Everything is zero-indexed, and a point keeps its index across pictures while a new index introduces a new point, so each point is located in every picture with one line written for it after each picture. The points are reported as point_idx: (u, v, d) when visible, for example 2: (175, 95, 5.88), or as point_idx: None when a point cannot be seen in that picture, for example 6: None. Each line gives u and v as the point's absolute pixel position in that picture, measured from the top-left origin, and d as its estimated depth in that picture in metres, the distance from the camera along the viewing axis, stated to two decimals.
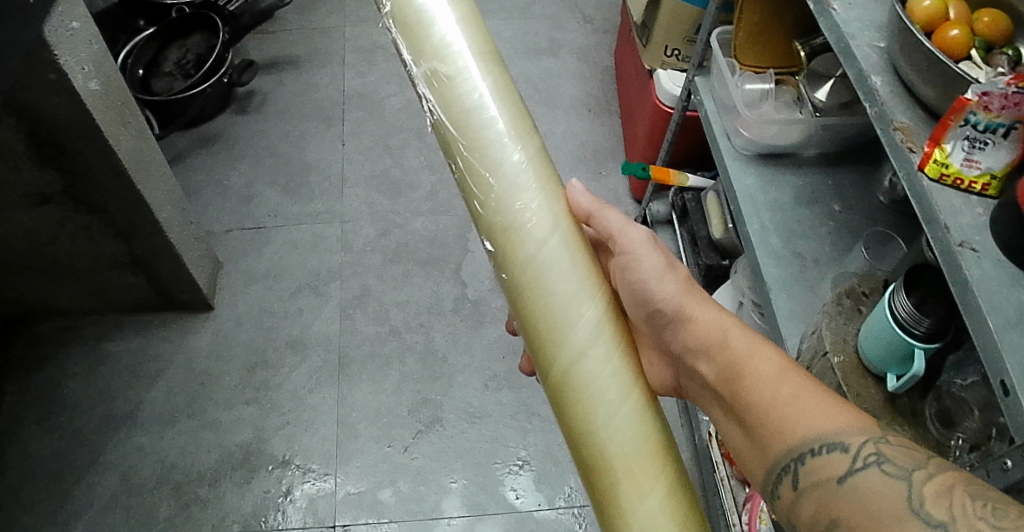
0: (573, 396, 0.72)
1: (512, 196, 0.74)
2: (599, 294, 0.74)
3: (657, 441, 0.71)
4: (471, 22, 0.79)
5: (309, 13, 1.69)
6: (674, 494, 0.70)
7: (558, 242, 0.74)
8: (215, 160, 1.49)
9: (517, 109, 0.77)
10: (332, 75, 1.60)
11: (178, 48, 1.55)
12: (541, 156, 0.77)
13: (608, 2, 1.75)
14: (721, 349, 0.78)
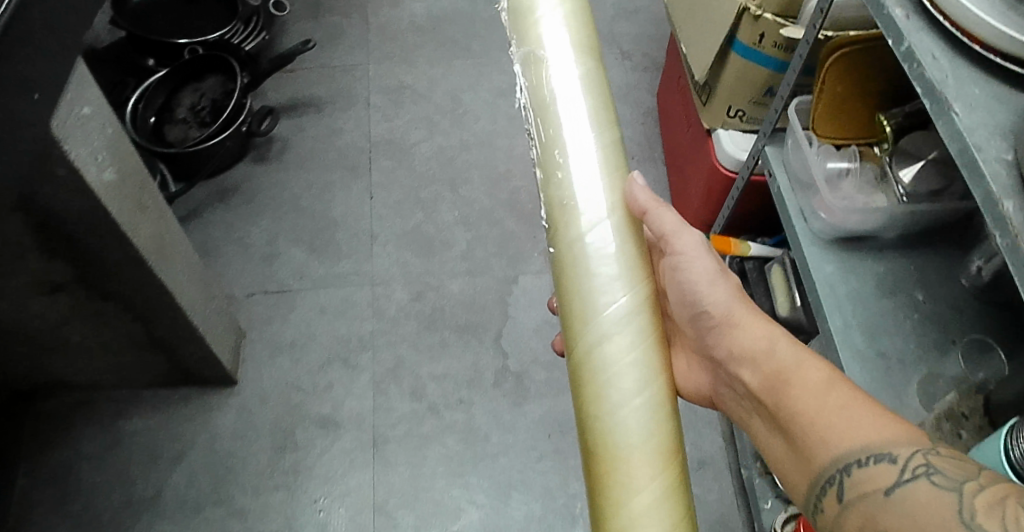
0: (587, 377, 0.70)
1: (568, 176, 0.73)
2: (638, 283, 0.70)
3: (671, 444, 0.68)
4: (579, 14, 0.78)
5: (330, 50, 1.58)
6: (671, 494, 0.66)
7: (603, 227, 0.71)
8: (234, 215, 1.39)
9: (604, 96, 0.75)
10: (357, 119, 1.50)
11: (192, 92, 1.45)
12: (615, 146, 0.74)
13: (646, 35, 1.65)
14: (767, 358, 0.78)
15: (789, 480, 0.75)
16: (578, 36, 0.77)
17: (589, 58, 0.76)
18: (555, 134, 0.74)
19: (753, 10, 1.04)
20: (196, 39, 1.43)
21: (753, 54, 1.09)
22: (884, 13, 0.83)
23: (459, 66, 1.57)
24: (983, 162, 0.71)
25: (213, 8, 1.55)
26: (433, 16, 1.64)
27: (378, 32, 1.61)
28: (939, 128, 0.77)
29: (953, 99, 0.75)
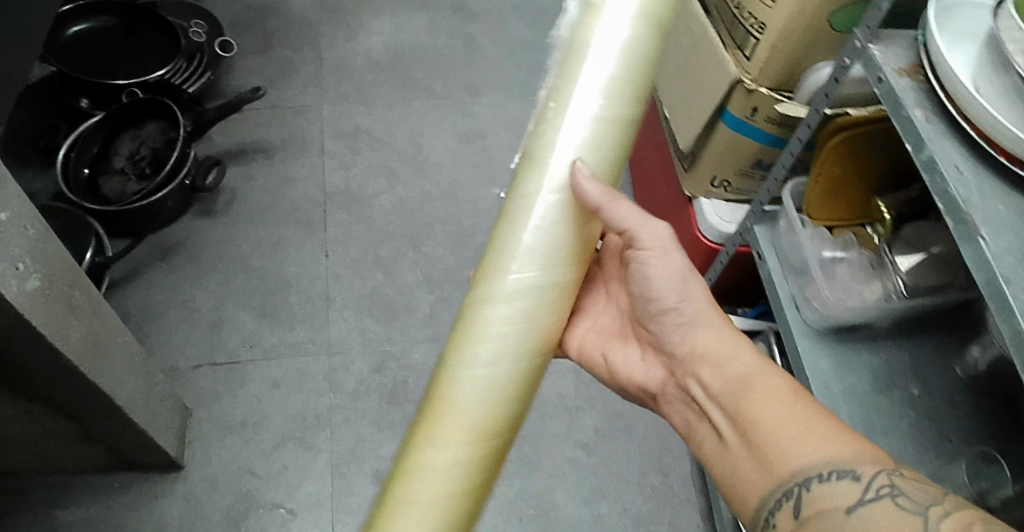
0: (462, 331, 0.73)
1: (559, 128, 0.71)
2: (553, 267, 0.72)
3: (499, 426, 0.72)
4: None
5: (280, 88, 1.48)
6: (474, 461, 0.71)
7: (560, 197, 0.71)
8: (178, 276, 1.28)
9: (636, 80, 0.71)
10: (310, 167, 1.40)
11: (131, 139, 1.33)
12: (619, 131, 0.72)
13: None
14: (730, 360, 0.73)
15: (739, 487, 0.69)
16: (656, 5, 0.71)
17: (651, 31, 0.71)
18: (562, 89, 0.71)
19: (749, 83, 1.02)
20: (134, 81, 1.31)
21: (744, 126, 1.07)
22: (904, 111, 0.82)
23: (420, 108, 1.49)
24: (1014, 295, 0.69)
25: (154, 44, 1.42)
26: (391, 51, 1.55)
27: (332, 69, 1.51)
28: (963, 250, 0.76)
29: (979, 222, 0.74)
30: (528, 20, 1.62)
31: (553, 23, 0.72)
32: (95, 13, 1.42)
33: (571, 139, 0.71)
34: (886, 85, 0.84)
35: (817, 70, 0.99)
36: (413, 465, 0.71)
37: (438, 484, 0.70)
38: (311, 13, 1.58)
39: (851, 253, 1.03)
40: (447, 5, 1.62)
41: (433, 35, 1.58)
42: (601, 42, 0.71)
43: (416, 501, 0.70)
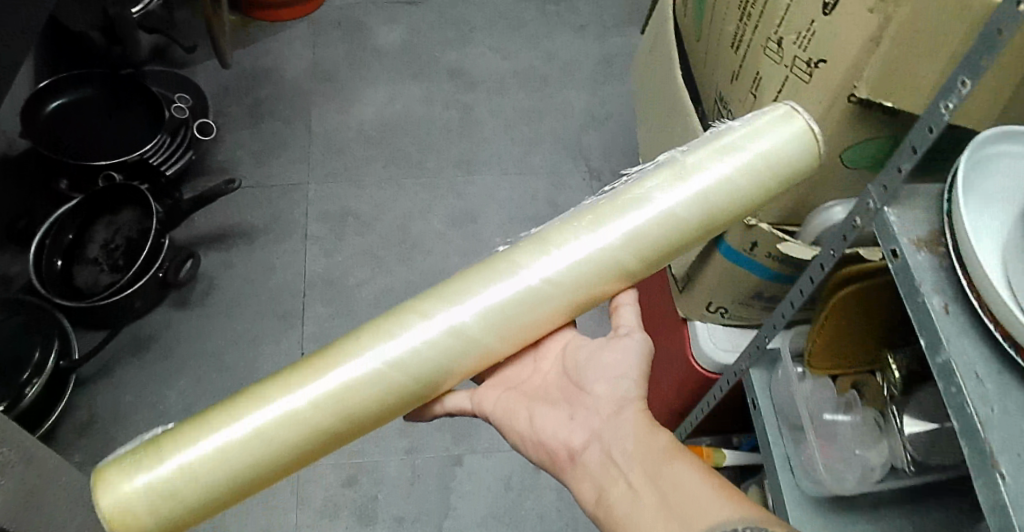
0: (386, 326, 0.75)
1: (584, 233, 0.77)
2: (490, 330, 0.75)
3: (370, 414, 0.73)
4: (738, 181, 0.79)
5: (266, 164, 1.42)
6: (315, 431, 0.71)
7: (545, 282, 0.76)
8: (150, 375, 1.23)
9: (651, 250, 0.78)
10: (292, 253, 1.34)
11: (106, 226, 1.28)
12: (622, 275, 0.79)
13: (617, 151, 1.50)
14: (655, 433, 0.74)
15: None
16: (717, 199, 0.79)
17: (688, 223, 0.78)
18: (604, 215, 0.78)
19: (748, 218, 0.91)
20: (109, 164, 1.25)
21: (743, 259, 0.96)
22: (919, 298, 0.71)
23: (410, 187, 1.42)
24: None
25: (137, 118, 1.37)
26: (384, 123, 1.48)
27: (321, 143, 1.45)
28: (977, 481, 0.66)
29: (999, 456, 0.64)
30: (529, 89, 1.55)
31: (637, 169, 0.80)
32: (78, 84, 1.37)
33: (584, 248, 0.77)
34: (900, 260, 0.73)
35: (829, 209, 0.88)
36: (266, 394, 0.72)
37: (282, 420, 0.70)
38: (302, 79, 1.51)
39: (849, 417, 0.96)
40: (445, 72, 1.55)
41: (428, 106, 1.51)
42: (658, 198, 0.78)
43: (254, 426, 0.70)
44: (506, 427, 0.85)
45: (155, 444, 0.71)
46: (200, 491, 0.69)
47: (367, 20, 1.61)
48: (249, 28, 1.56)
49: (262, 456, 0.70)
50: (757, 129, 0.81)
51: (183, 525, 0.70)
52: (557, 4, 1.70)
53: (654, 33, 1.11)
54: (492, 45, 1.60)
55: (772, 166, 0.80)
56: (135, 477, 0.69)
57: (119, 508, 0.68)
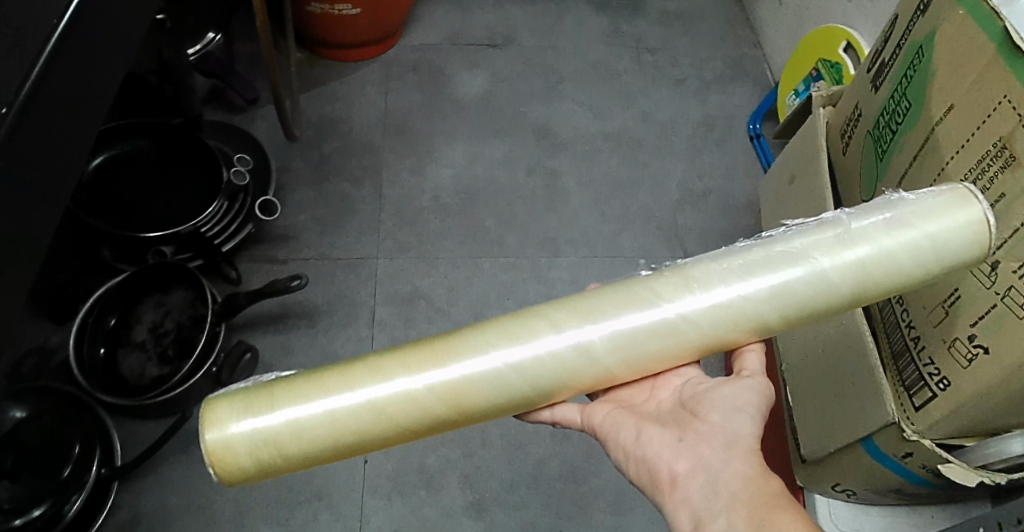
0: (510, 328, 0.68)
1: (735, 274, 0.66)
2: (607, 361, 0.66)
3: (475, 412, 0.67)
4: (909, 258, 0.64)
5: (333, 232, 1.30)
6: (406, 420, 0.66)
7: (681, 318, 0.66)
8: (198, 475, 1.12)
9: (809, 310, 0.65)
10: (357, 339, 1.20)
11: (154, 307, 1.17)
12: (761, 332, 0.67)
13: (716, 234, 1.35)
14: (767, 478, 0.63)
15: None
16: (876, 278, 0.64)
17: (849, 295, 0.65)
18: (765, 254, 0.66)
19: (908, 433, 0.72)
20: (161, 238, 1.14)
21: (893, 465, 0.77)
22: None
23: (489, 267, 1.28)
24: None
25: (194, 180, 1.26)
26: (461, 190, 1.35)
27: (393, 210, 1.33)
28: None
29: None
30: (622, 153, 1.42)
31: (803, 214, 0.68)
32: (131, 136, 1.26)
33: (734, 284, 0.66)
34: None
35: (1008, 441, 0.68)
36: (383, 371, 0.67)
37: (395, 399, 0.66)
38: (374, 133, 1.40)
39: None
40: (530, 130, 1.43)
41: (510, 170, 1.38)
42: (819, 257, 0.65)
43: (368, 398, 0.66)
44: (609, 443, 0.72)
45: (268, 389, 0.68)
46: (298, 447, 0.66)
47: (447, 65, 1.50)
48: (317, 67, 1.48)
49: (366, 428, 0.66)
50: (932, 203, 0.65)
51: (280, 472, 0.67)
52: (652, 54, 1.55)
53: (798, 160, 0.95)
54: (581, 100, 1.47)
55: (941, 253, 0.64)
56: (243, 420, 0.66)
57: (222, 441, 0.66)
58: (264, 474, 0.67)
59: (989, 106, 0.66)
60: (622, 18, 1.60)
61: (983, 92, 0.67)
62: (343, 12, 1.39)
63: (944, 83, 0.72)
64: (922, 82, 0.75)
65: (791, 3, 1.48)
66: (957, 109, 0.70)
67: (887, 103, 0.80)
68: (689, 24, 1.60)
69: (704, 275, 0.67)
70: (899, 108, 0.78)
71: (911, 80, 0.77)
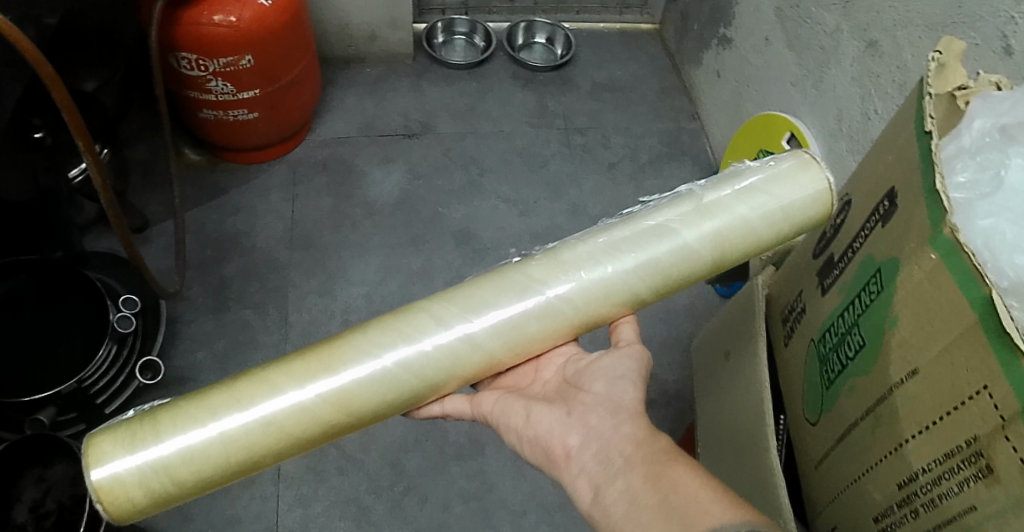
0: (393, 317, 0.73)
1: (606, 253, 0.73)
2: (498, 347, 0.71)
3: (371, 414, 0.70)
4: (756, 224, 0.74)
5: (233, 370, 1.18)
6: (304, 429, 0.68)
7: (560, 300, 0.72)
8: None
9: (675, 275, 0.74)
10: (262, 499, 1.09)
11: (35, 483, 1.01)
12: (633, 304, 0.74)
13: (653, 344, 1.24)
14: (655, 437, 0.63)
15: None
16: (730, 242, 0.74)
17: (709, 258, 0.74)
18: (631, 227, 0.74)
19: None
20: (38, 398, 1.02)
21: None
22: None
23: None
24: None
25: (75, 326, 1.13)
26: (375, 310, 1.24)
27: (300, 340, 1.21)
28: None
29: None
30: None
31: (658, 195, 0.76)
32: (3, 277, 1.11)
33: (604, 263, 0.72)
34: None
35: None
36: (270, 379, 0.69)
37: (292, 414, 0.67)
38: (279, 249, 1.29)
39: None
40: (449, 234, 1.32)
41: (427, 283, 1.27)
42: (680, 228, 0.73)
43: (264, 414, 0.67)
44: (502, 428, 0.75)
45: (152, 418, 0.68)
46: (192, 470, 0.66)
47: (359, 162, 1.38)
48: (217, 172, 1.37)
49: (262, 443, 0.67)
50: (769, 174, 0.75)
51: (176, 498, 0.67)
52: (582, 135, 1.44)
53: (732, 333, 0.83)
54: (506, 195, 1.36)
55: (789, 212, 0.74)
56: (129, 454, 0.65)
57: (109, 479, 0.65)
58: (159, 503, 0.67)
59: (960, 393, 0.50)
60: (550, 94, 1.49)
61: (957, 370, 0.50)
62: (238, 118, 1.28)
63: (904, 333, 0.55)
64: (877, 316, 0.58)
65: (728, 77, 1.37)
66: (921, 376, 0.53)
67: (836, 317, 0.64)
68: (621, 98, 1.50)
69: (576, 257, 0.73)
70: (850, 337, 0.61)
71: (865, 303, 0.60)
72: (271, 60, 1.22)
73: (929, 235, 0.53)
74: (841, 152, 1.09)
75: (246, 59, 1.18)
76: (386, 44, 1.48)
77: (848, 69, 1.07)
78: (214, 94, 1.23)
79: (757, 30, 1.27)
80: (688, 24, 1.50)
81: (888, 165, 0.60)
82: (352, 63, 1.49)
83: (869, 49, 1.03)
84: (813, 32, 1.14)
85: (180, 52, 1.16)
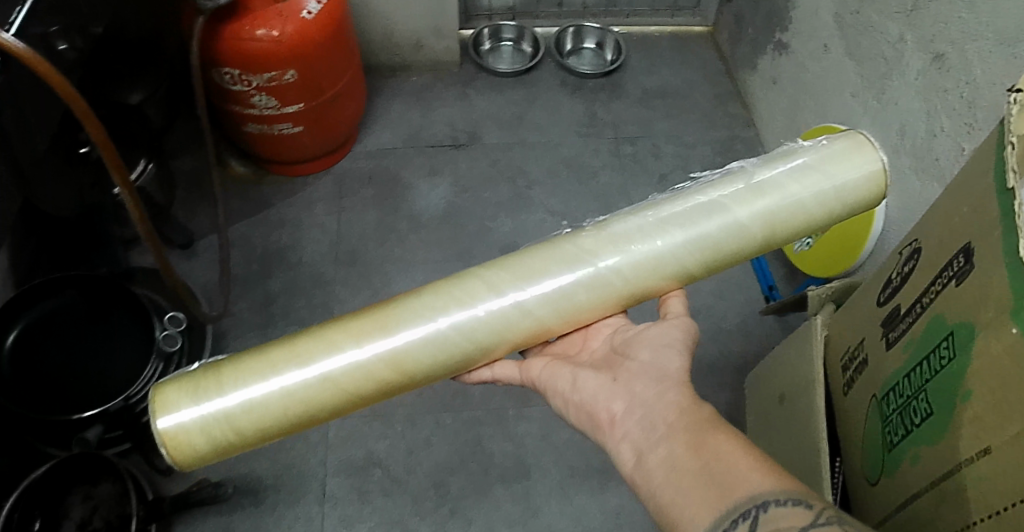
0: (450, 281, 0.74)
1: (659, 226, 0.72)
2: (550, 315, 0.71)
3: (423, 375, 0.72)
4: (814, 200, 0.73)
5: None
6: (360, 385, 0.70)
7: (611, 271, 0.71)
8: None
9: (727, 248, 0.73)
10: (306, 519, 1.10)
11: (83, 500, 1.06)
12: (683, 278, 0.73)
13: (705, 366, 1.20)
14: (698, 405, 0.62)
15: (678, 525, 0.57)
16: (785, 218, 0.72)
17: (763, 232, 0.72)
18: (684, 199, 0.73)
19: None
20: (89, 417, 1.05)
21: None
22: None
23: (449, 424, 1.17)
24: None
25: (122, 336, 1.16)
26: None
27: None
28: None
29: None
30: None
31: (713, 170, 0.75)
32: (52, 293, 1.13)
33: (655, 236, 0.72)
34: None
35: None
36: (329, 340, 0.71)
37: (347, 372, 0.70)
38: (325, 264, 1.29)
39: None
40: (497, 248, 1.29)
41: None
42: (734, 202, 0.72)
43: (322, 371, 0.70)
44: (548, 392, 0.74)
45: (217, 372, 0.71)
46: (254, 421, 0.70)
47: (406, 174, 1.37)
48: (264, 185, 1.37)
49: (318, 399, 0.70)
50: (830, 153, 0.74)
51: (239, 446, 0.71)
52: (633, 144, 1.40)
53: (789, 375, 0.78)
54: (554, 208, 1.33)
55: (842, 194, 0.72)
56: (196, 406, 0.69)
57: (176, 426, 0.69)
58: (222, 451, 0.71)
59: None
60: (599, 101, 1.45)
61: None
62: (283, 132, 1.27)
63: (976, 408, 0.51)
64: (947, 384, 0.53)
65: (786, 84, 1.32)
66: (994, 457, 0.49)
67: (900, 377, 0.59)
68: (673, 106, 1.45)
69: (627, 229, 0.72)
70: (916, 402, 0.57)
71: (935, 367, 0.55)
72: (314, 75, 1.21)
73: (1011, 306, 0.49)
74: (907, 169, 1.03)
75: (289, 74, 1.18)
76: (432, 53, 1.46)
77: (911, 83, 1.01)
78: (258, 109, 1.22)
79: (817, 37, 1.21)
80: (743, 28, 1.45)
81: (964, 217, 0.55)
82: (398, 73, 1.48)
83: (935, 61, 0.97)
84: (874, 42, 1.08)
85: (223, 68, 1.16)
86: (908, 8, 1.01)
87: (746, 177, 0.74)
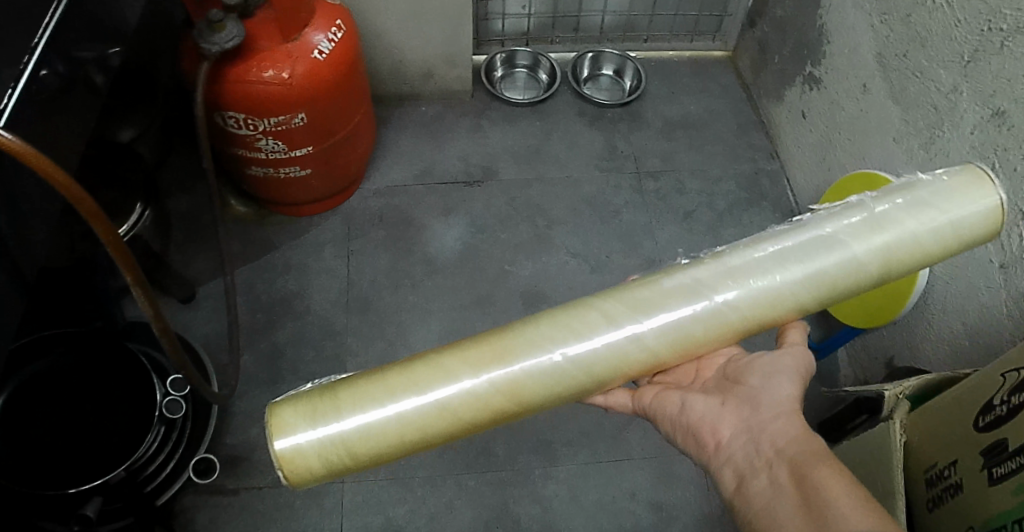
0: (564, 309, 0.67)
1: (777, 259, 0.66)
2: (670, 348, 0.65)
3: (536, 407, 0.65)
4: (933, 237, 0.67)
5: None
6: (470, 420, 0.63)
7: (728, 307, 0.65)
8: None
9: (846, 284, 0.67)
10: None
11: None
12: (797, 314, 0.67)
13: None
14: (810, 436, 0.61)
15: None
16: (905, 253, 0.67)
17: (884, 266, 0.67)
18: (801, 230, 0.67)
19: None
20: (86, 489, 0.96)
21: None
22: None
23: (473, 485, 1.12)
24: None
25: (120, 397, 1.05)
26: None
27: None
28: None
29: None
30: None
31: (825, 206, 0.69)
32: (40, 355, 1.04)
33: (773, 270, 0.65)
34: None
35: None
36: (444, 366, 0.64)
37: (463, 400, 0.63)
38: (336, 312, 1.22)
39: None
40: (518, 295, 1.23)
41: None
42: (854, 236, 0.66)
43: (436, 399, 0.63)
44: (659, 419, 0.71)
45: (331, 391, 0.64)
46: (369, 446, 0.62)
47: (419, 213, 1.30)
48: (266, 225, 1.30)
49: (433, 428, 0.63)
50: (947, 189, 0.69)
51: (351, 470, 0.64)
52: (656, 179, 1.34)
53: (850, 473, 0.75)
54: (576, 250, 1.27)
55: (960, 231, 0.68)
56: (312, 428, 0.62)
57: (291, 448, 0.62)
58: (335, 474, 0.64)
59: None
60: (619, 132, 1.39)
61: None
62: (290, 175, 1.19)
63: None
64: None
65: (817, 120, 1.26)
66: None
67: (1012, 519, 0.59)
68: (696, 137, 1.39)
69: (743, 262, 0.66)
70: None
71: None
72: (323, 118, 1.12)
73: None
74: None
75: (298, 117, 1.09)
76: (443, 81, 1.38)
77: (965, 137, 0.95)
78: (264, 152, 1.14)
79: (854, 75, 1.15)
80: (768, 56, 1.39)
81: None
82: (407, 101, 1.40)
83: (995, 118, 0.91)
84: (923, 89, 1.02)
85: (226, 111, 1.07)
86: (964, 58, 0.95)
87: (864, 209, 0.68)
